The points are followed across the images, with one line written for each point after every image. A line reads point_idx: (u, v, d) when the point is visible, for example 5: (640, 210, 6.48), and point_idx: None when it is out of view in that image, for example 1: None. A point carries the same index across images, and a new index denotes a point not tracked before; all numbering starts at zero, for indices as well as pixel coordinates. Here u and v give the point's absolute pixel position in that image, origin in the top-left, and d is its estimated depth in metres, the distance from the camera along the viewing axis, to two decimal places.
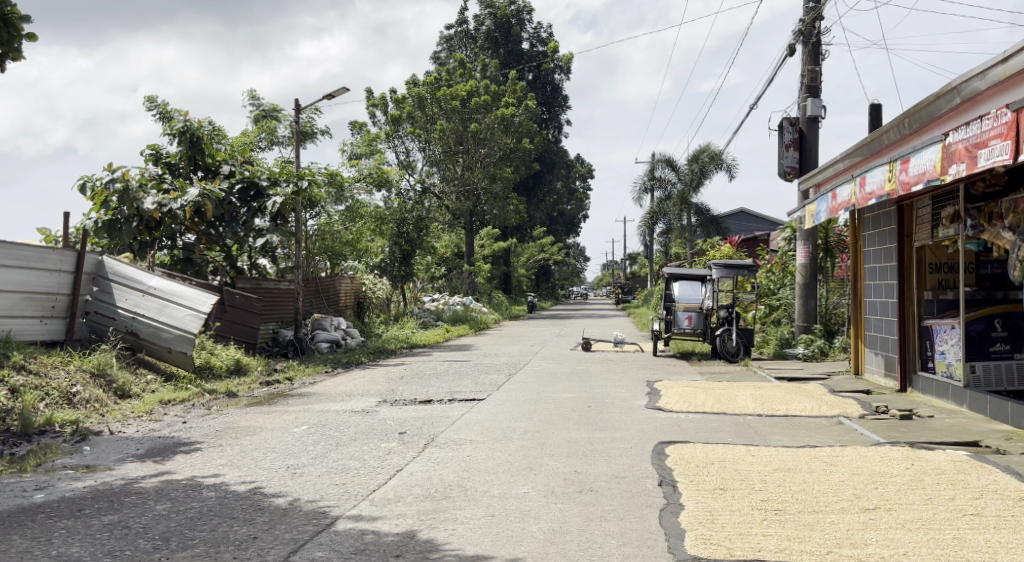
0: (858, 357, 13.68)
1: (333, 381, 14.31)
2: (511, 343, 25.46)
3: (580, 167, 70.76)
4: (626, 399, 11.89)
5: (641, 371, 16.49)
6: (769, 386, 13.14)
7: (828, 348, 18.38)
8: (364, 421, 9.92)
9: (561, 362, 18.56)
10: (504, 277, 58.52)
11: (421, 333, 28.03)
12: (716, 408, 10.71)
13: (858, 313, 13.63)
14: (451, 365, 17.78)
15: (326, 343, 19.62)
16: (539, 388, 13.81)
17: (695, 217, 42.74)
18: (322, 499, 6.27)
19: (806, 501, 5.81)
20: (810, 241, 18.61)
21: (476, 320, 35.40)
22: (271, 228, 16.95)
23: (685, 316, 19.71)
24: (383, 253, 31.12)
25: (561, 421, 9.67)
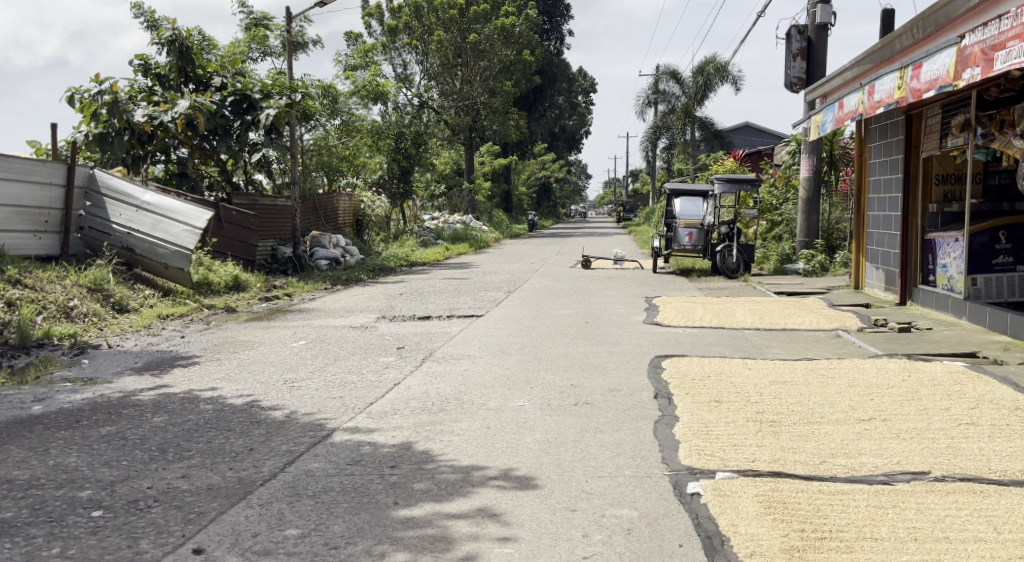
0: (858, 271, 13.74)
1: (332, 297, 14.30)
2: (512, 261, 25.45)
3: (582, 82, 69.66)
4: (625, 315, 11.89)
5: (641, 287, 16.49)
6: (769, 301, 13.14)
7: (829, 264, 18.37)
8: (363, 336, 9.94)
9: (561, 279, 18.56)
10: (505, 195, 58.21)
11: (421, 251, 28.00)
12: (715, 323, 10.73)
13: (861, 226, 13.57)
14: (450, 283, 17.77)
15: (325, 260, 19.61)
16: (538, 304, 13.83)
17: (699, 131, 42.22)
18: (319, 412, 6.29)
19: (801, 413, 5.80)
20: (815, 154, 18.51)
21: (477, 238, 35.34)
22: (267, 142, 16.91)
23: (686, 233, 19.57)
24: (382, 170, 30.86)
25: (559, 336, 9.67)
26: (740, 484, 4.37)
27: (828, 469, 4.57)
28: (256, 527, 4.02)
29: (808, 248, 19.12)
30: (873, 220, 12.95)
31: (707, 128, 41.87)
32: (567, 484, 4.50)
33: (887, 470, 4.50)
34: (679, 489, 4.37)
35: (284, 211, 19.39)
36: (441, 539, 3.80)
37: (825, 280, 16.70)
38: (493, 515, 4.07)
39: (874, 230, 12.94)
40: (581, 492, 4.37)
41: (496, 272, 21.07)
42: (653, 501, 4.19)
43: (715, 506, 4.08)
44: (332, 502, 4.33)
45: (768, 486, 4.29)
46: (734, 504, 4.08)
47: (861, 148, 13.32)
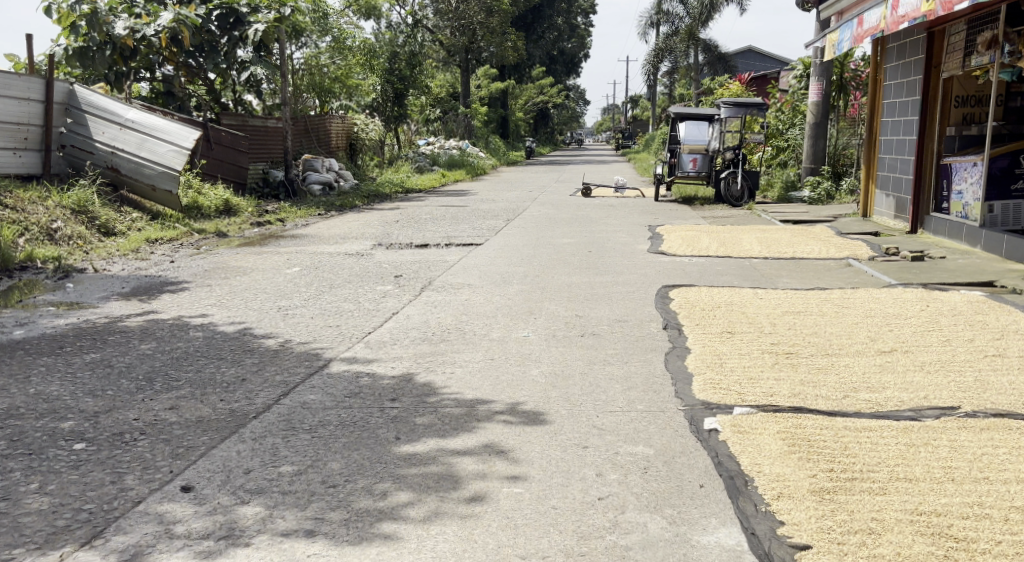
0: (868, 199, 14.04)
1: (326, 223, 13.98)
2: (509, 188, 25.08)
3: (582, 4, 68.06)
4: (627, 244, 11.62)
5: (642, 216, 16.18)
6: (775, 231, 12.95)
7: (835, 191, 18.58)
8: (359, 263, 9.68)
9: (560, 207, 18.24)
10: (501, 121, 57.37)
11: (417, 177, 27.59)
12: (721, 252, 10.51)
13: (873, 157, 13.91)
14: (448, 209, 17.45)
15: (319, 185, 19.24)
16: (537, 233, 13.54)
17: (701, 55, 41.49)
18: (314, 341, 6.05)
19: (819, 344, 5.58)
20: (824, 79, 18.75)
21: (472, 165, 34.84)
22: (254, 59, 16.75)
23: (690, 160, 19.52)
24: (376, 92, 30.19)
25: (560, 265, 9.42)
26: (761, 420, 4.14)
27: (852, 404, 4.34)
28: (248, 464, 3.78)
29: (814, 174, 19.50)
30: (886, 147, 13.27)
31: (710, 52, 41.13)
32: (577, 419, 4.27)
33: (915, 406, 4.27)
34: (695, 425, 4.13)
35: (274, 132, 18.94)
36: (445, 477, 3.56)
37: (830, 209, 16.53)
38: (500, 451, 3.84)
39: (888, 160, 13.21)
40: (592, 427, 4.13)
41: (493, 199, 20.73)
42: (668, 438, 3.96)
43: (736, 443, 3.84)
44: (329, 437, 4.09)
45: (791, 422, 4.05)
46: (756, 441, 3.84)
47: (876, 73, 13.82)
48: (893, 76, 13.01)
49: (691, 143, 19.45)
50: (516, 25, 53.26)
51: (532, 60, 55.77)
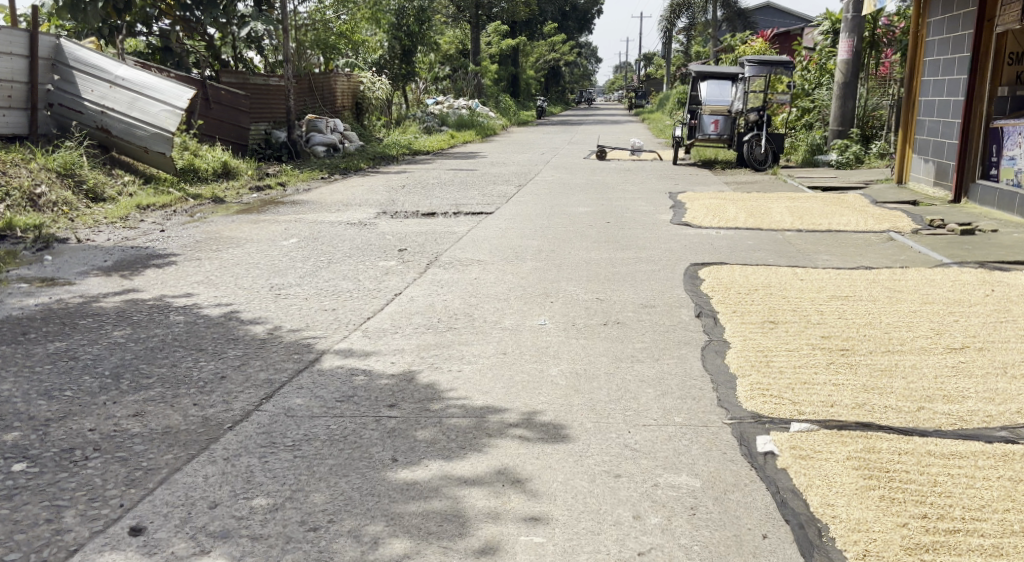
0: (904, 165, 13.68)
1: (329, 188, 13.28)
2: (519, 150, 24.27)
3: None
4: (649, 215, 10.90)
5: (661, 181, 15.41)
6: (803, 198, 12.54)
7: (864, 155, 18.17)
8: (360, 234, 9.02)
9: (575, 171, 17.51)
10: (512, 79, 56.34)
11: (425, 138, 26.82)
12: (751, 225, 9.82)
13: (911, 121, 13.61)
14: (456, 174, 16.75)
15: (323, 147, 18.55)
16: (553, 199, 12.82)
17: (719, 11, 40.49)
18: (307, 328, 5.35)
19: (876, 340, 4.93)
20: (854, 36, 18.17)
21: (482, 125, 33.97)
22: (254, 13, 16.03)
23: (711, 121, 18.78)
24: (383, 48, 29.31)
25: (579, 241, 8.73)
26: (824, 439, 3.49)
27: (930, 419, 3.68)
28: (214, 494, 3.15)
29: (841, 137, 18.81)
30: (926, 109, 13.03)
31: (728, 7, 40.16)
32: (606, 436, 3.64)
33: (1007, 423, 3.61)
34: (747, 447, 3.48)
35: (275, 90, 18.16)
36: (450, 517, 2.94)
37: (860, 174, 15.89)
38: (516, 481, 3.21)
39: (928, 124, 12.86)
40: (623, 449, 3.48)
41: (504, 161, 19.98)
42: (716, 465, 3.32)
43: (800, 473, 3.19)
44: (315, 456, 3.46)
45: (863, 445, 3.40)
46: (824, 471, 3.20)
47: (918, 31, 13.63)
48: (938, 36, 12.80)
49: (714, 104, 18.88)
50: None
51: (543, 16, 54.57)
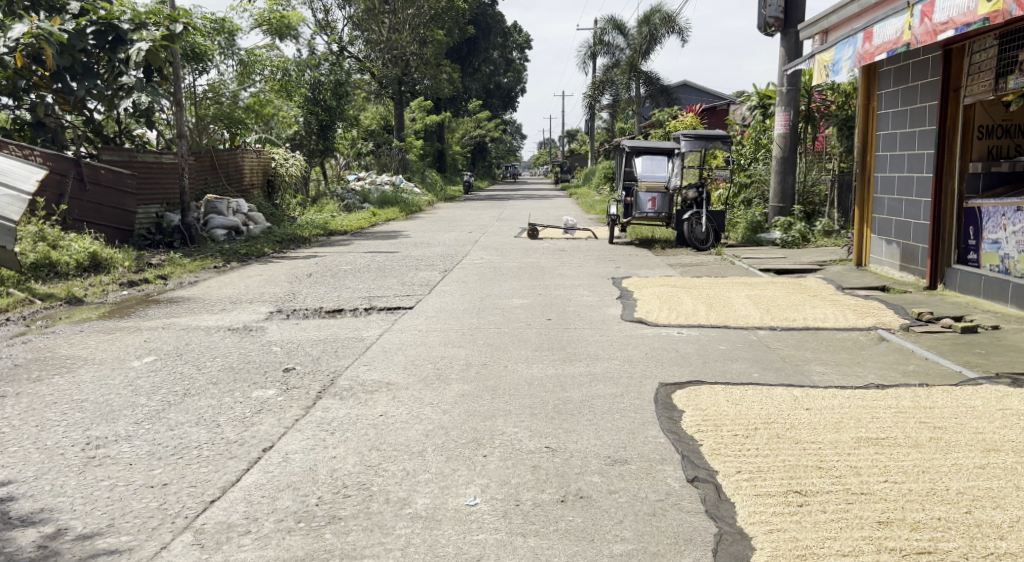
0: (862, 247, 12.35)
1: (219, 281, 11.43)
2: (446, 228, 22.73)
3: (518, 39, 67.70)
4: (595, 310, 9.31)
5: (600, 264, 13.95)
6: (762, 283, 11.21)
7: (809, 233, 16.90)
8: (241, 346, 7.16)
9: (506, 253, 15.92)
10: (438, 155, 55.43)
11: (343, 216, 25.08)
12: (714, 322, 8.32)
13: (867, 198, 12.33)
14: (371, 257, 15.01)
15: (222, 230, 16.70)
16: (482, 288, 11.16)
17: (643, 87, 40.20)
18: (104, 535, 3.45)
19: (960, 533, 3.42)
20: (791, 109, 17.35)
21: (407, 201, 32.44)
22: (139, 83, 14.34)
23: (649, 199, 17.35)
24: (299, 124, 27.85)
25: (517, 349, 7.06)
26: None
27: None
28: None
29: (783, 214, 17.76)
30: (883, 186, 11.76)
31: (651, 84, 39.90)
32: None
33: None
34: None
35: (168, 168, 16.54)
36: None
37: (810, 254, 14.66)
38: None
39: (887, 203, 11.58)
40: None
41: (429, 241, 18.32)
42: None
43: None
44: None
45: None
46: None
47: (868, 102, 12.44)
48: (892, 108, 11.57)
49: (650, 180, 17.61)
50: (451, 57, 51.56)
51: (468, 93, 54.06)
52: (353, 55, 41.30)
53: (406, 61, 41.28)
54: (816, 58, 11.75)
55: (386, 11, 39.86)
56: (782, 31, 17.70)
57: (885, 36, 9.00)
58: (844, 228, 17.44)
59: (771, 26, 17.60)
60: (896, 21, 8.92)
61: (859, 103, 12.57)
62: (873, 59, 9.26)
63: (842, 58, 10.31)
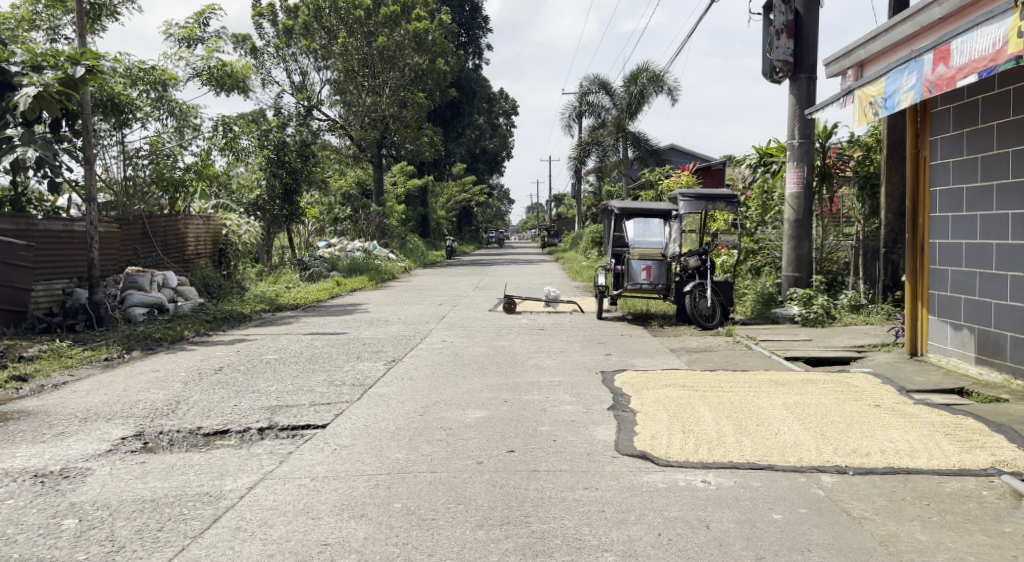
0: (917, 331, 9.81)
1: (89, 386, 8.76)
2: (414, 299, 20.09)
3: (503, 103, 66.47)
4: (580, 429, 6.71)
5: (588, 350, 11.33)
6: (797, 381, 8.64)
7: (833, 308, 14.33)
8: (15, 528, 4.53)
9: (475, 333, 13.30)
10: (420, 219, 53.18)
11: (303, 287, 22.41)
12: (751, 459, 5.73)
13: (921, 270, 9.74)
14: (308, 340, 12.35)
15: (141, 309, 14.06)
16: (433, 388, 8.53)
17: (631, 149, 38.23)
18: None
19: None
20: (805, 165, 15.15)
21: (380, 268, 29.81)
22: (26, 136, 12.20)
23: (643, 267, 14.69)
24: (260, 187, 25.37)
25: (450, 525, 4.46)
26: None
27: None
28: None
29: (799, 285, 15.30)
30: (948, 256, 9.26)
31: (639, 145, 37.93)
32: None
33: None
34: None
35: (81, 238, 14.03)
36: None
37: (842, 336, 12.14)
38: None
39: (953, 276, 9.15)
40: None
41: (388, 317, 15.68)
42: None
43: None
44: None
45: None
46: None
47: (915, 149, 9.78)
48: (955, 158, 9.07)
49: (643, 247, 15.21)
50: (434, 121, 49.53)
51: (451, 157, 51.96)
52: (329, 117, 39.21)
53: (386, 124, 39.26)
54: (853, 95, 9.05)
55: (365, 73, 37.85)
56: (791, 78, 15.35)
57: (975, 51, 6.30)
58: (873, 302, 14.98)
59: (778, 72, 15.28)
60: (983, 30, 6.24)
61: (906, 152, 9.92)
62: (954, 84, 6.52)
63: (899, 87, 7.67)
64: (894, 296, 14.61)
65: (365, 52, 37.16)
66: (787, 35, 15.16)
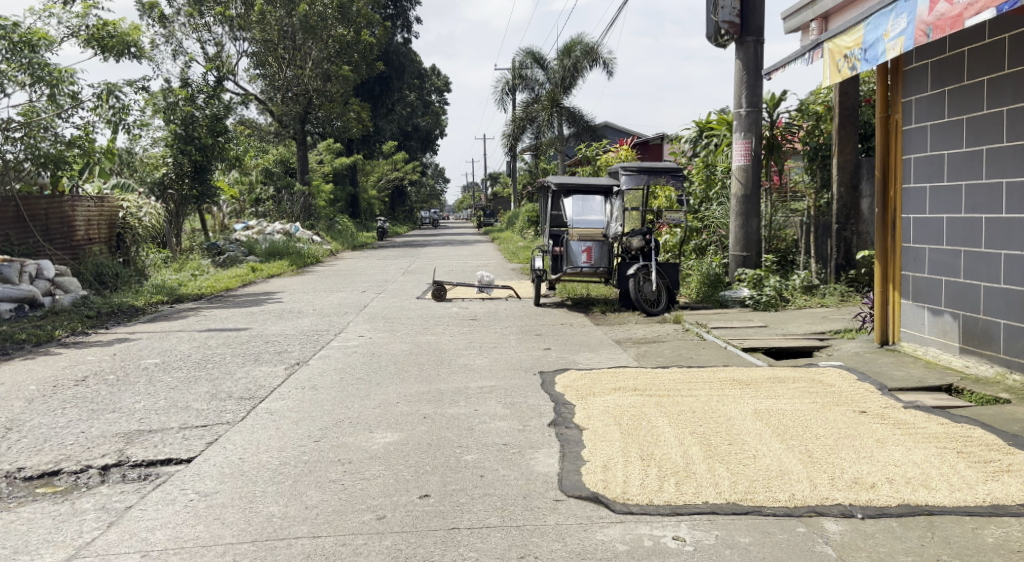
0: (889, 317, 8.70)
1: None
2: (335, 286, 18.47)
3: (434, 80, 64.66)
4: (514, 456, 5.39)
5: (523, 345, 9.99)
6: (764, 380, 7.44)
7: (784, 290, 13.26)
8: None
9: (397, 326, 11.86)
10: (349, 199, 51.18)
11: (213, 274, 20.58)
12: (730, 498, 4.47)
13: (894, 248, 8.61)
14: (203, 339, 10.75)
15: (8, 306, 12.24)
16: (336, 401, 7.11)
17: (566, 126, 37.07)
18: None
19: None
20: (751, 135, 14.14)
21: (302, 251, 28.01)
22: None
23: (583, 249, 13.53)
24: (167, 165, 23.38)
25: None
26: None
27: None
28: None
29: (746, 265, 14.23)
30: (925, 233, 8.14)
31: (575, 122, 36.71)
32: None
33: None
34: None
35: None
36: None
37: (801, 323, 11.04)
38: None
39: (932, 255, 8.04)
40: None
41: (302, 308, 14.13)
42: None
43: None
44: None
45: None
46: None
47: (887, 113, 8.63)
48: (934, 120, 7.93)
49: (583, 227, 13.84)
50: (362, 97, 47.49)
51: (381, 135, 50.06)
52: (245, 91, 37.01)
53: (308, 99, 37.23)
54: (822, 48, 7.83)
55: (285, 46, 35.75)
56: (738, 40, 14.24)
57: None
58: (825, 282, 13.96)
59: (724, 35, 14.12)
60: None
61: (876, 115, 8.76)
62: (963, 23, 5.53)
63: (883, 34, 6.56)
64: (847, 276, 13.63)
65: (285, 23, 34.97)
66: None
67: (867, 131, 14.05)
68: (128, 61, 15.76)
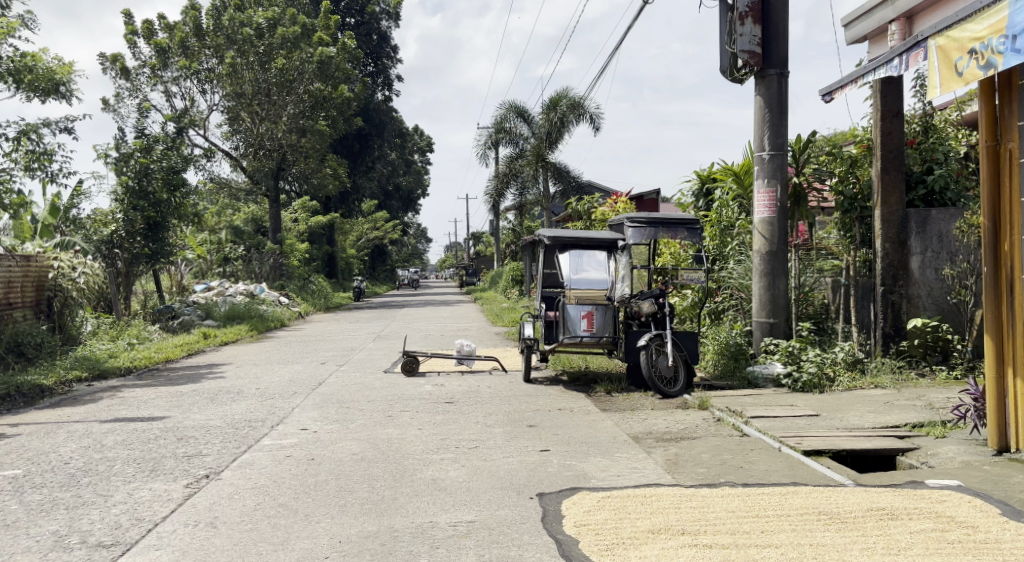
0: (1009, 416, 6.43)
1: None
2: (293, 357, 16.00)
3: (415, 139, 62.99)
4: None
5: (512, 445, 7.57)
6: (866, 514, 5.11)
7: (826, 365, 11.02)
8: None
9: (353, 413, 9.46)
10: (325, 259, 48.80)
11: (157, 343, 18.10)
12: None
13: (1014, 322, 6.38)
14: (99, 435, 8.28)
15: None
16: (234, 556, 4.68)
17: (552, 182, 35.02)
18: None
19: None
20: (777, 181, 12.04)
21: (265, 315, 25.50)
22: None
23: (582, 314, 11.16)
24: (116, 222, 21.00)
25: None
26: None
27: None
28: None
29: (774, 334, 12.03)
30: None
31: (561, 178, 34.72)
32: None
33: None
34: None
35: None
36: None
37: (861, 411, 8.75)
38: None
39: None
40: None
41: (244, 387, 11.66)
42: None
43: None
44: None
45: None
46: None
47: (1000, 143, 6.49)
48: None
49: (582, 287, 11.61)
50: (341, 154, 45.42)
51: (360, 192, 47.99)
52: (214, 145, 34.82)
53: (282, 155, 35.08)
54: (928, 47, 5.93)
55: (260, 101, 33.66)
56: (758, 74, 12.24)
57: None
58: (868, 354, 11.70)
59: (743, 68, 12.11)
60: None
61: (978, 146, 6.66)
62: None
63: None
64: (898, 348, 11.36)
65: (261, 78, 32.99)
66: (753, 20, 12.00)
67: (911, 178, 11.94)
68: (57, 100, 13.63)
